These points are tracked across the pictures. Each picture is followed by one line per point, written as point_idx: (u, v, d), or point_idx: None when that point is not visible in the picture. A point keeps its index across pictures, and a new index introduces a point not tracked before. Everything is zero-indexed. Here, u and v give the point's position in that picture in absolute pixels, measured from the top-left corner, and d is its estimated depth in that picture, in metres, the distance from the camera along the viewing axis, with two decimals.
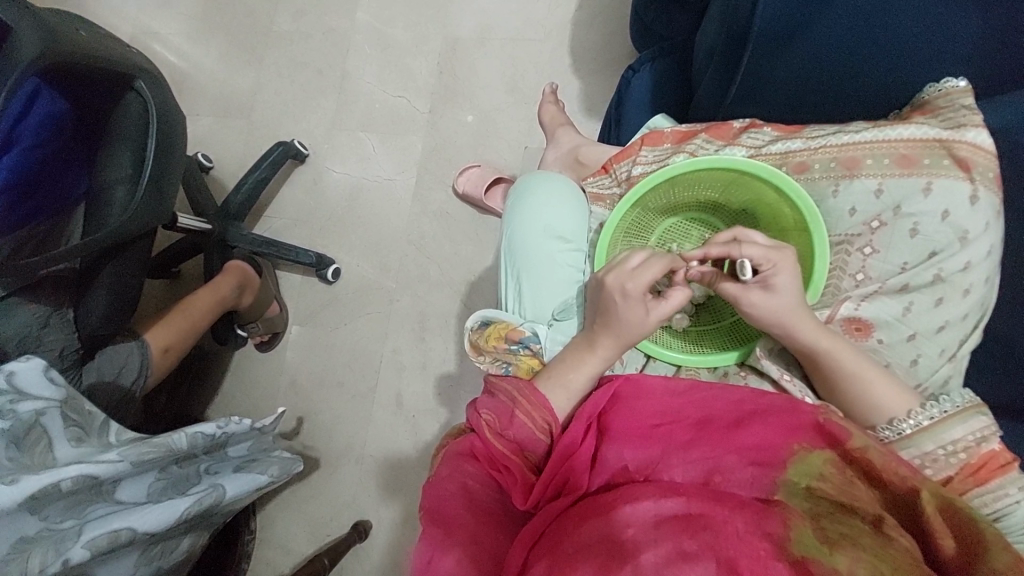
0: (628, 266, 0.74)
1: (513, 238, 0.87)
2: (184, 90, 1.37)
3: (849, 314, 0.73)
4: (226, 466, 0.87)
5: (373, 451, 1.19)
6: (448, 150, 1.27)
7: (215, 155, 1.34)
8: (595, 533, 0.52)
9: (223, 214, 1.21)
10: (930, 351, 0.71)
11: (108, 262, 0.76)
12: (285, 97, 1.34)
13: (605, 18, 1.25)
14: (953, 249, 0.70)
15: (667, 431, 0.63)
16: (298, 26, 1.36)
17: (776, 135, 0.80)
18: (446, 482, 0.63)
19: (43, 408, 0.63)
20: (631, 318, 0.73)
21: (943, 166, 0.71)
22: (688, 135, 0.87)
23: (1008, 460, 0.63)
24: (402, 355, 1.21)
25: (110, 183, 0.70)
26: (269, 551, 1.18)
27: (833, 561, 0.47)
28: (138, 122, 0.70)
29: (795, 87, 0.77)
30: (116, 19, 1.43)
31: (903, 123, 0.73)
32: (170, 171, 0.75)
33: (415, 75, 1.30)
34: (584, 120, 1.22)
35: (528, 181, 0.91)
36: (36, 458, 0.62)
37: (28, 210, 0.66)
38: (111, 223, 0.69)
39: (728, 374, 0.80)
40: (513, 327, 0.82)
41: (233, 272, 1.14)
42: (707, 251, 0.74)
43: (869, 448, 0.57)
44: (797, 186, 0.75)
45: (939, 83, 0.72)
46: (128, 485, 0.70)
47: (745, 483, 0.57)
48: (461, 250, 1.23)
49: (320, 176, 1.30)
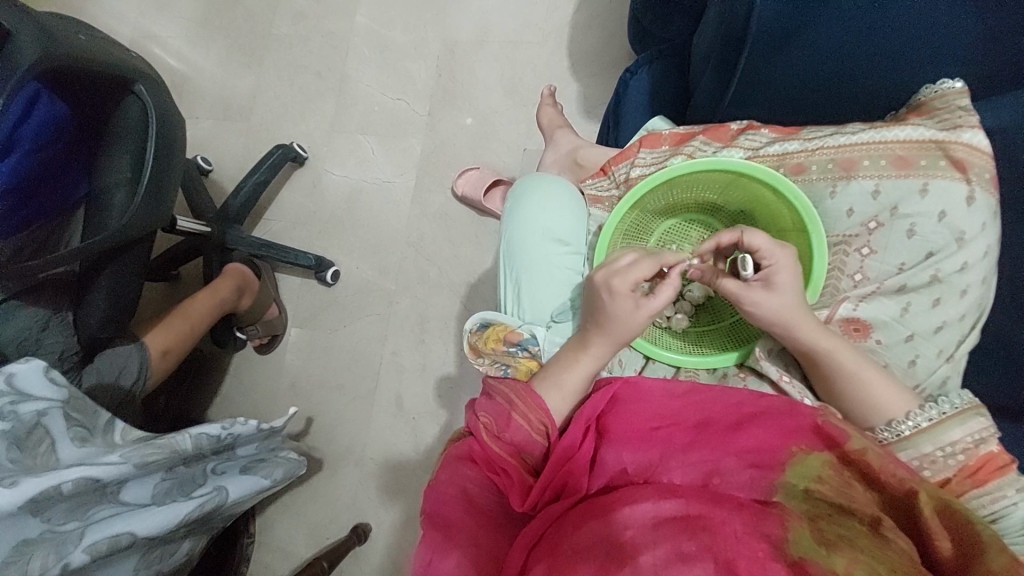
0: (620, 265, 0.75)
1: (513, 239, 0.88)
2: (184, 93, 1.37)
3: (848, 314, 0.74)
4: (233, 466, 0.87)
5: (372, 453, 1.19)
6: (447, 153, 1.27)
7: (215, 158, 1.35)
8: (593, 534, 0.52)
9: (223, 216, 1.20)
10: (928, 351, 0.71)
11: (108, 264, 0.75)
12: (285, 100, 1.35)
13: (603, 21, 1.25)
14: (951, 249, 0.71)
15: (667, 433, 0.63)
16: (297, 30, 1.37)
17: (774, 136, 0.81)
18: (446, 485, 0.63)
19: (44, 410, 0.63)
20: (624, 317, 0.73)
21: (940, 167, 0.71)
22: (686, 138, 0.87)
23: (1007, 462, 0.63)
24: (401, 357, 1.21)
25: (109, 186, 0.70)
26: (269, 553, 1.18)
27: (830, 561, 0.47)
28: (137, 125, 0.70)
29: (791, 89, 0.77)
30: (116, 22, 1.43)
31: (898, 124, 0.73)
32: (169, 174, 0.76)
33: (414, 78, 1.31)
34: (583, 122, 1.23)
35: (528, 182, 0.91)
36: (39, 459, 0.62)
37: (30, 212, 0.67)
38: (110, 225, 0.70)
39: (727, 375, 0.80)
40: (511, 330, 0.83)
41: (232, 274, 1.14)
42: (717, 241, 0.76)
43: (868, 449, 0.57)
44: (795, 188, 0.75)
45: (934, 84, 0.72)
46: (132, 487, 0.70)
47: (743, 485, 0.57)
48: (461, 252, 1.23)
49: (320, 179, 1.30)
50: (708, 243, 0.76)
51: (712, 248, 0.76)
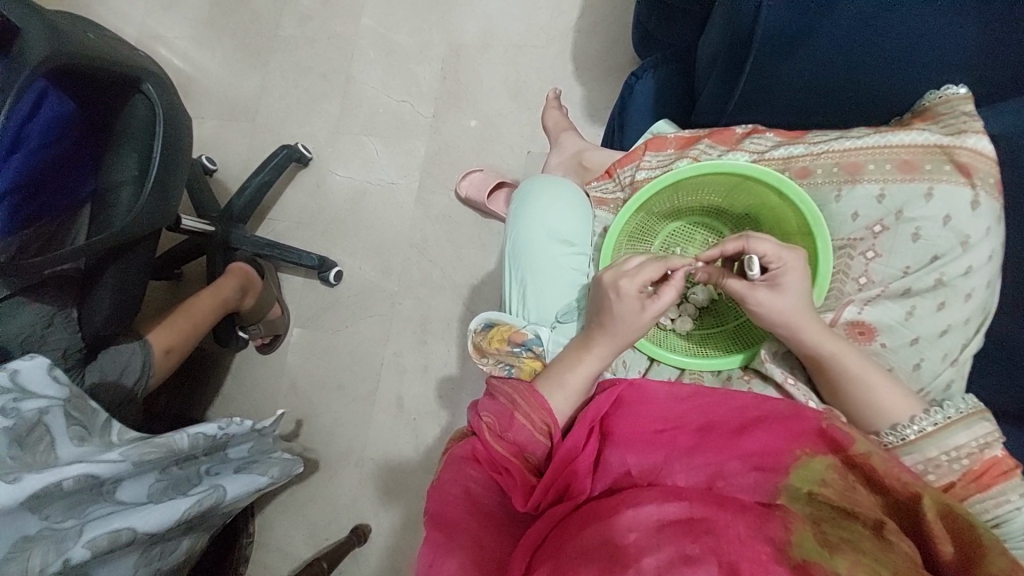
0: (628, 266, 0.75)
1: (518, 240, 0.88)
2: (189, 94, 1.38)
3: (852, 318, 0.74)
4: (227, 467, 0.87)
5: (373, 454, 1.19)
6: (451, 155, 1.27)
7: (219, 158, 1.35)
8: (596, 537, 0.52)
9: (226, 216, 1.21)
10: (933, 355, 0.71)
11: (111, 263, 0.76)
12: (290, 100, 1.35)
13: (608, 25, 1.26)
14: (955, 253, 0.71)
15: (670, 437, 0.62)
16: (303, 31, 1.37)
17: (779, 140, 0.81)
18: (449, 485, 0.63)
19: (46, 407, 0.63)
20: (630, 317, 0.73)
21: (944, 171, 0.72)
22: (692, 140, 0.87)
23: (1011, 467, 0.63)
24: (403, 358, 1.21)
25: (116, 184, 0.70)
26: (268, 554, 1.18)
27: (833, 564, 0.48)
28: (144, 124, 0.70)
29: (797, 94, 0.78)
30: (122, 22, 1.44)
31: (904, 129, 0.74)
32: (175, 173, 0.75)
33: (418, 80, 1.31)
34: (586, 126, 1.23)
35: (533, 184, 0.92)
36: (38, 457, 0.61)
37: (33, 210, 0.67)
38: (116, 224, 0.69)
39: (731, 378, 0.80)
40: (516, 330, 0.84)
41: (235, 274, 1.14)
42: (722, 248, 0.76)
43: (872, 453, 0.56)
44: (800, 191, 0.76)
45: (939, 90, 0.73)
46: (129, 485, 0.70)
47: (748, 488, 0.58)
48: (464, 253, 1.23)
49: (324, 179, 1.31)
50: (713, 250, 0.76)
51: (717, 255, 0.77)
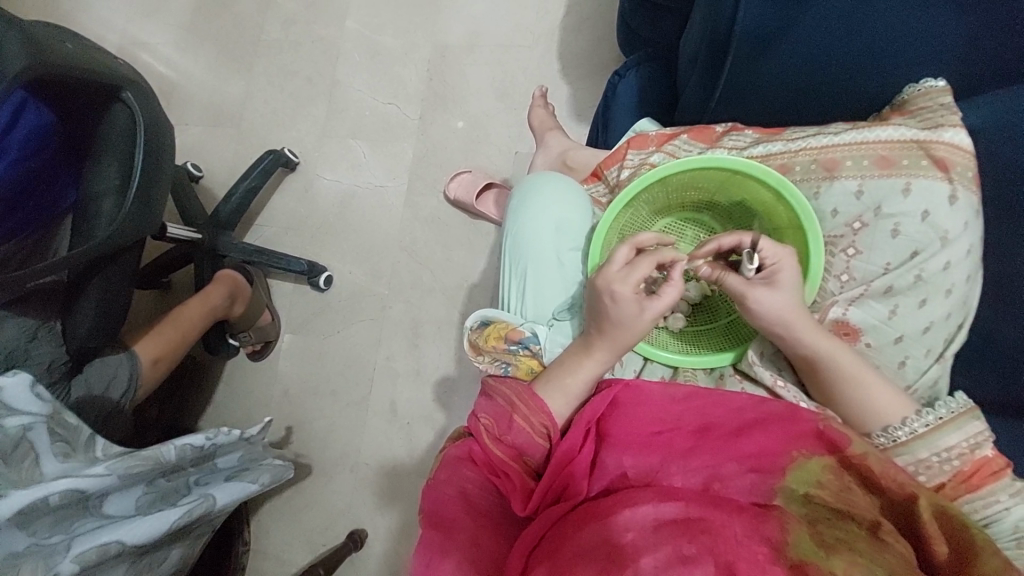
0: (615, 267, 0.73)
1: (523, 233, 0.87)
2: (174, 100, 1.37)
3: (837, 318, 0.74)
4: (216, 478, 0.85)
5: (367, 459, 1.18)
6: (439, 156, 1.26)
7: (204, 164, 1.34)
8: (594, 536, 0.52)
9: (214, 223, 1.20)
10: (917, 352, 0.71)
11: (93, 276, 0.73)
12: (275, 105, 1.34)
13: (593, 23, 1.25)
14: (935, 247, 0.70)
15: (667, 439, 0.62)
16: (287, 35, 1.36)
17: (757, 137, 0.81)
18: (445, 485, 0.63)
19: (30, 424, 0.61)
20: (631, 321, 0.72)
21: (922, 166, 0.72)
22: (671, 136, 0.88)
23: (1001, 466, 0.62)
24: (395, 362, 1.21)
25: (97, 195, 0.68)
26: (264, 562, 1.17)
27: (829, 564, 0.47)
28: (125, 131, 0.68)
29: (782, 93, 0.78)
30: (103, 29, 1.43)
31: (881, 124, 0.74)
32: (160, 182, 0.73)
33: (405, 82, 1.30)
34: (573, 124, 1.23)
35: (539, 177, 0.90)
36: (22, 474, 0.61)
37: (17, 223, 0.67)
38: (98, 235, 0.67)
39: (724, 377, 0.80)
40: (513, 327, 0.82)
41: (224, 280, 1.13)
42: (718, 242, 0.76)
43: (869, 453, 0.56)
44: (758, 165, 0.77)
45: (918, 84, 0.72)
46: (117, 499, 0.69)
47: (744, 489, 0.57)
48: (454, 255, 1.23)
49: (311, 184, 1.30)
50: (709, 245, 0.76)
51: (713, 249, 0.77)
